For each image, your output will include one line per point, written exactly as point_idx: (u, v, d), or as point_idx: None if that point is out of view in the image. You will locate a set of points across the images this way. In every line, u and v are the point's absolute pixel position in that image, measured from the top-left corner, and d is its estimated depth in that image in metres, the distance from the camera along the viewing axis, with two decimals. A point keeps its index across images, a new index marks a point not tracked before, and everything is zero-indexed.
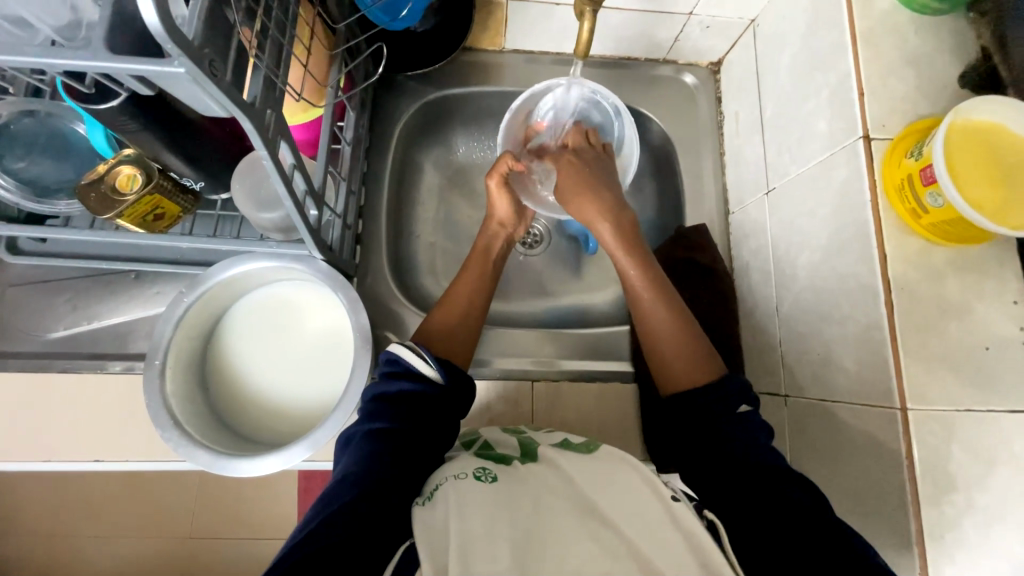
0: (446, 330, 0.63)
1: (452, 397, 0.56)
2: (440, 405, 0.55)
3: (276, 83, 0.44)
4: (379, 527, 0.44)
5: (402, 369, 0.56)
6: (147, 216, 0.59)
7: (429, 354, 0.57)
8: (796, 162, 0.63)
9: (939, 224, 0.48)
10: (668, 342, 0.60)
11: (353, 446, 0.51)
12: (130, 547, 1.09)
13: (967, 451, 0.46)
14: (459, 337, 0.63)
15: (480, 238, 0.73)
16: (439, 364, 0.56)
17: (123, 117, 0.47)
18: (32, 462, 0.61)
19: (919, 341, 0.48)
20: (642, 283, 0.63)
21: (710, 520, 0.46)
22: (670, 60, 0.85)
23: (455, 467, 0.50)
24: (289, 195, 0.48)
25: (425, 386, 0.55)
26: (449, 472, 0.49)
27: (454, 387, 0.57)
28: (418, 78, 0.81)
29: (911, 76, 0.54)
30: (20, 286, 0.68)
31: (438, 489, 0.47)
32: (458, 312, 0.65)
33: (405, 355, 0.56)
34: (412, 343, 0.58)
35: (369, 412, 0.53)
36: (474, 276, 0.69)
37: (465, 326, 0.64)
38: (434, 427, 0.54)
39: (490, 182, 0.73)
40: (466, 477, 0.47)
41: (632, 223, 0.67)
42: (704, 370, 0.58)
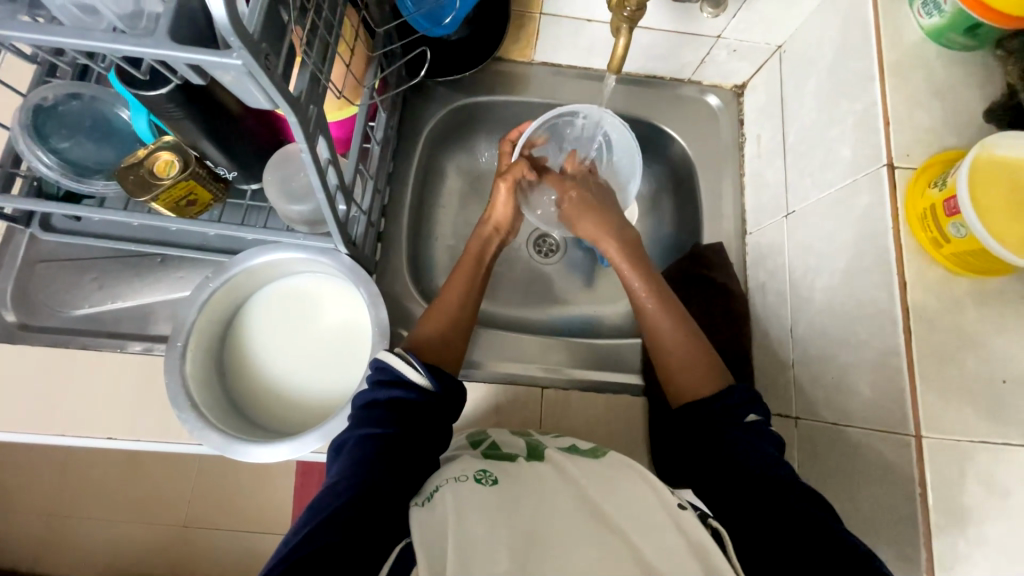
0: (438, 332, 0.63)
1: (445, 405, 0.56)
2: (432, 414, 0.55)
3: (320, 79, 0.46)
4: (373, 535, 0.44)
5: (395, 378, 0.55)
6: (181, 201, 0.61)
7: (420, 362, 0.56)
8: (817, 187, 0.64)
9: (961, 255, 0.48)
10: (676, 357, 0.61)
11: (345, 453, 0.51)
12: (126, 531, 1.10)
13: (981, 484, 0.46)
14: (450, 342, 0.63)
15: (473, 243, 0.72)
16: (429, 371, 0.55)
17: (170, 104, 0.48)
18: (47, 436, 0.62)
19: (936, 369, 0.48)
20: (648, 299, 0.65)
21: (714, 527, 0.45)
22: (695, 80, 0.86)
23: (456, 468, 0.50)
24: (322, 187, 0.49)
25: (417, 395, 0.54)
26: (450, 473, 0.49)
27: (445, 396, 0.56)
28: (448, 85, 0.83)
29: (936, 108, 0.55)
30: (48, 262, 0.70)
31: (438, 490, 0.47)
32: (450, 314, 0.64)
33: (398, 365, 0.55)
34: (404, 352, 0.56)
35: (362, 420, 0.52)
36: (468, 278, 0.68)
37: (457, 330, 0.64)
38: (427, 436, 0.53)
39: (501, 187, 0.73)
40: (465, 480, 0.47)
41: (633, 238, 0.70)
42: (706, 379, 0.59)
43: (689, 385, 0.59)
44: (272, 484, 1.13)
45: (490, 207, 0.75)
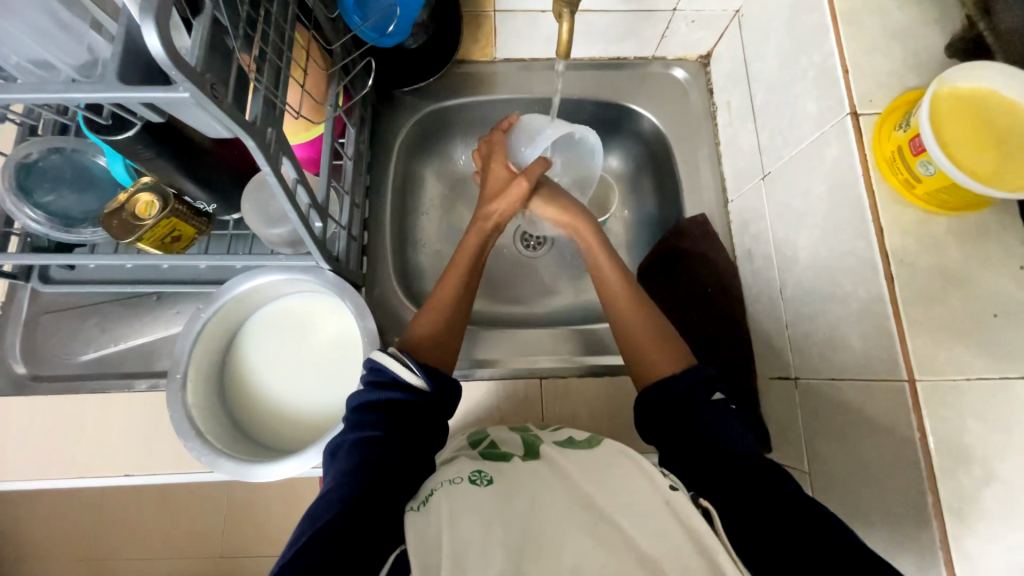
0: (432, 329, 0.63)
1: (439, 405, 0.57)
2: (428, 412, 0.56)
3: (275, 103, 0.47)
4: (373, 532, 0.46)
5: (387, 381, 0.56)
6: (165, 238, 0.63)
7: (415, 363, 0.57)
8: (788, 145, 0.63)
9: (935, 193, 0.48)
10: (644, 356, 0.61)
11: (343, 455, 0.51)
12: (164, 567, 1.12)
13: (984, 423, 0.45)
14: (448, 338, 0.64)
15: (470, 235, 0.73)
16: (425, 372, 0.57)
17: (139, 146, 0.50)
18: (69, 479, 0.65)
19: (922, 312, 0.48)
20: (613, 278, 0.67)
21: (703, 507, 0.45)
22: (659, 56, 0.86)
23: (451, 471, 0.50)
24: (293, 207, 0.50)
25: (411, 395, 0.55)
26: (446, 476, 0.49)
27: (440, 395, 0.57)
28: (415, 93, 0.84)
29: (894, 49, 0.54)
30: (51, 313, 0.72)
31: (432, 495, 0.48)
32: (446, 311, 0.65)
33: (391, 366, 0.56)
34: (395, 352, 0.58)
35: (357, 422, 0.53)
36: (463, 272, 0.68)
37: (452, 327, 0.65)
38: (424, 433, 0.54)
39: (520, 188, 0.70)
40: (460, 482, 0.47)
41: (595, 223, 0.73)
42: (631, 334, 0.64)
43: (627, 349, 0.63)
44: (298, 509, 1.14)
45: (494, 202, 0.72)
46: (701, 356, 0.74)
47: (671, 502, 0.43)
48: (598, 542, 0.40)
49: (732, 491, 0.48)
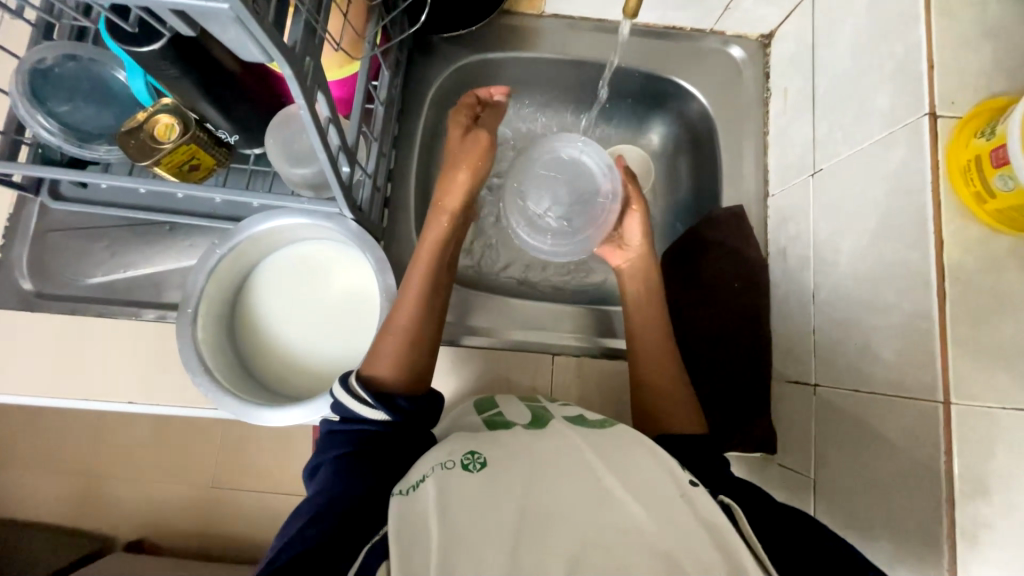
0: (394, 353, 0.55)
1: (404, 429, 0.53)
2: (398, 444, 0.52)
3: (316, 31, 0.43)
4: (331, 555, 0.44)
5: (349, 414, 0.52)
6: (183, 165, 0.60)
7: (373, 397, 0.52)
8: (847, 142, 0.59)
9: (1005, 210, 0.45)
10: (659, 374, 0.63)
11: (316, 478, 0.51)
12: (158, 491, 1.15)
13: (1012, 452, 0.44)
14: (416, 364, 0.56)
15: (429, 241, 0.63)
16: (378, 399, 0.52)
17: (164, 61, 0.47)
18: (73, 400, 0.64)
19: (969, 332, 0.46)
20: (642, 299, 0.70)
21: (725, 501, 0.46)
22: (718, 31, 0.80)
23: (429, 459, 0.47)
24: (324, 148, 0.47)
25: (374, 428, 0.51)
26: (433, 460, 0.47)
27: (409, 427, 0.53)
28: (454, 41, 0.79)
29: (987, 48, 0.49)
30: (60, 231, 0.70)
31: (422, 481, 0.45)
32: (407, 331, 0.57)
33: (347, 399, 0.52)
34: (351, 382, 0.53)
35: (327, 446, 0.52)
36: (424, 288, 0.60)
37: (419, 348, 0.57)
38: (393, 465, 0.50)
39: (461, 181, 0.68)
40: (452, 467, 0.45)
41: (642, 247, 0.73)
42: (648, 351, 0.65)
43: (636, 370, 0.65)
44: (292, 452, 1.16)
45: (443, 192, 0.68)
46: (718, 350, 0.72)
47: (689, 496, 0.43)
48: (608, 525, 0.40)
49: (756, 496, 0.50)
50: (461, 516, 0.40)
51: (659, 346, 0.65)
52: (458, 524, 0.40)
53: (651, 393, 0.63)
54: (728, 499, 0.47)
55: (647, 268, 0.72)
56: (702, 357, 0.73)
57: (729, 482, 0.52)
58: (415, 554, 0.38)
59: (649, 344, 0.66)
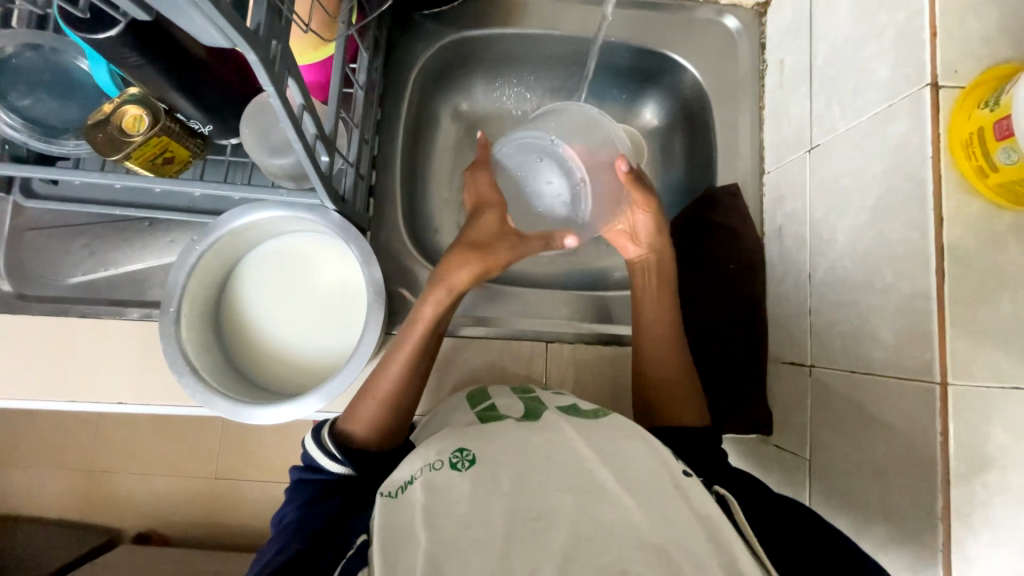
0: (372, 424, 0.55)
1: (367, 470, 0.54)
2: (361, 492, 0.53)
3: (281, 11, 0.40)
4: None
5: (314, 464, 0.54)
6: (156, 159, 0.57)
7: (340, 449, 0.53)
8: (845, 116, 0.57)
9: (1008, 184, 0.43)
10: (664, 360, 0.63)
11: (280, 530, 0.51)
12: (160, 484, 1.15)
13: (1008, 432, 0.44)
14: (393, 430, 0.56)
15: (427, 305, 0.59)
16: (340, 447, 0.53)
17: (124, 48, 0.44)
18: (61, 401, 0.63)
19: (968, 313, 0.45)
20: (652, 288, 0.66)
21: (720, 493, 0.47)
22: (711, 0, 0.77)
23: (419, 457, 0.46)
24: (298, 137, 0.45)
25: (338, 477, 0.53)
26: (422, 460, 0.46)
27: (374, 473, 0.54)
28: (436, 19, 0.75)
29: (993, 13, 0.47)
30: (36, 231, 0.68)
31: (409, 484, 0.44)
32: (387, 403, 0.56)
33: (314, 449, 0.54)
34: (321, 434, 0.54)
35: (293, 497, 0.53)
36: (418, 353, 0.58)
37: (398, 420, 0.56)
38: (351, 509, 0.51)
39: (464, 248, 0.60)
40: (441, 468, 0.44)
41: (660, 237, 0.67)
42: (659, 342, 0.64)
43: (644, 357, 0.64)
44: (292, 442, 1.16)
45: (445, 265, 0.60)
46: (713, 332, 0.72)
47: (682, 487, 0.43)
48: (599, 519, 0.39)
49: (754, 488, 0.51)
50: (454, 513, 0.40)
51: (667, 338, 0.64)
52: (451, 521, 0.39)
53: (655, 382, 0.62)
54: (724, 491, 0.47)
55: (661, 265, 0.67)
56: (697, 340, 0.72)
57: (722, 471, 0.54)
58: (409, 552, 0.38)
59: (659, 338, 0.64)
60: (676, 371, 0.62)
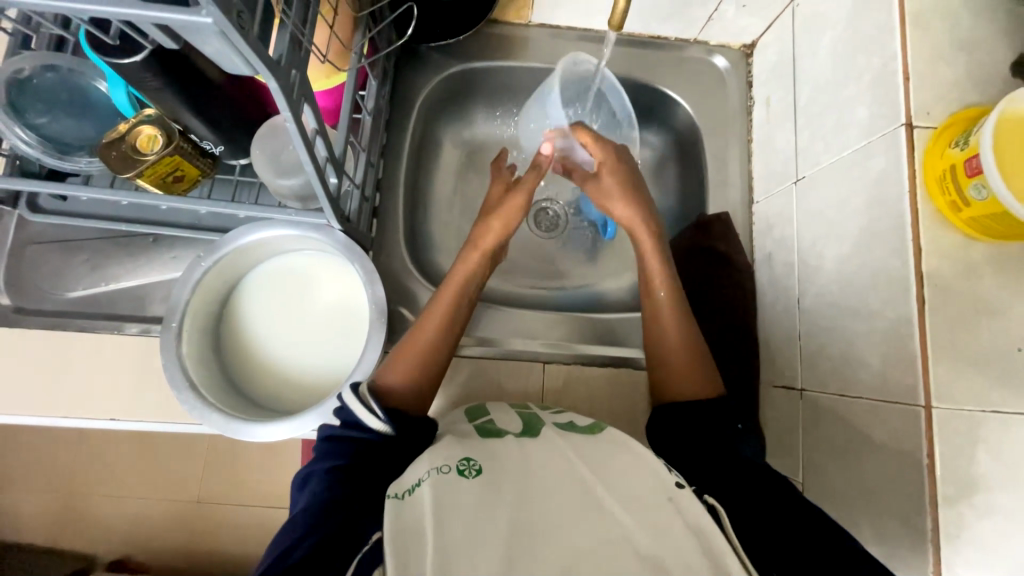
0: (404, 376, 0.58)
1: (406, 440, 0.54)
2: (395, 457, 0.53)
3: (301, 42, 0.43)
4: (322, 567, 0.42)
5: (354, 420, 0.53)
6: (167, 177, 0.59)
7: (380, 407, 0.53)
8: (828, 151, 0.61)
9: (979, 219, 0.46)
10: (684, 369, 0.61)
11: (307, 488, 0.50)
12: (142, 506, 1.11)
13: (991, 453, 0.46)
14: (427, 380, 0.59)
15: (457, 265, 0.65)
16: (388, 416, 0.53)
17: (147, 73, 0.46)
18: (51, 417, 0.63)
19: (948, 339, 0.47)
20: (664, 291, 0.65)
21: (710, 504, 0.46)
22: (701, 41, 0.82)
23: (425, 461, 0.47)
24: (310, 159, 0.47)
25: (376, 435, 0.52)
26: (429, 463, 0.46)
27: (412, 434, 0.54)
28: (442, 50, 0.79)
29: (960, 61, 0.51)
30: (40, 245, 0.69)
31: (418, 486, 0.44)
32: (421, 352, 0.60)
33: (354, 405, 0.53)
34: (363, 391, 0.54)
35: (322, 453, 0.52)
36: (449, 306, 0.62)
37: (429, 375, 0.59)
38: (386, 476, 0.51)
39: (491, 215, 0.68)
40: (449, 472, 0.45)
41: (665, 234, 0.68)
42: (683, 353, 0.62)
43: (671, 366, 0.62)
44: (280, 463, 1.13)
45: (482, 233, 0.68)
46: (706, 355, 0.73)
47: (677, 498, 0.44)
48: (596, 538, 0.40)
49: (740, 490, 0.51)
50: (457, 524, 0.40)
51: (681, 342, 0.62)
52: (452, 534, 0.39)
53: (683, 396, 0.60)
54: (714, 501, 0.47)
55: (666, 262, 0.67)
56: None
57: None
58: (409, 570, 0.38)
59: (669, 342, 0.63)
60: (692, 368, 0.61)
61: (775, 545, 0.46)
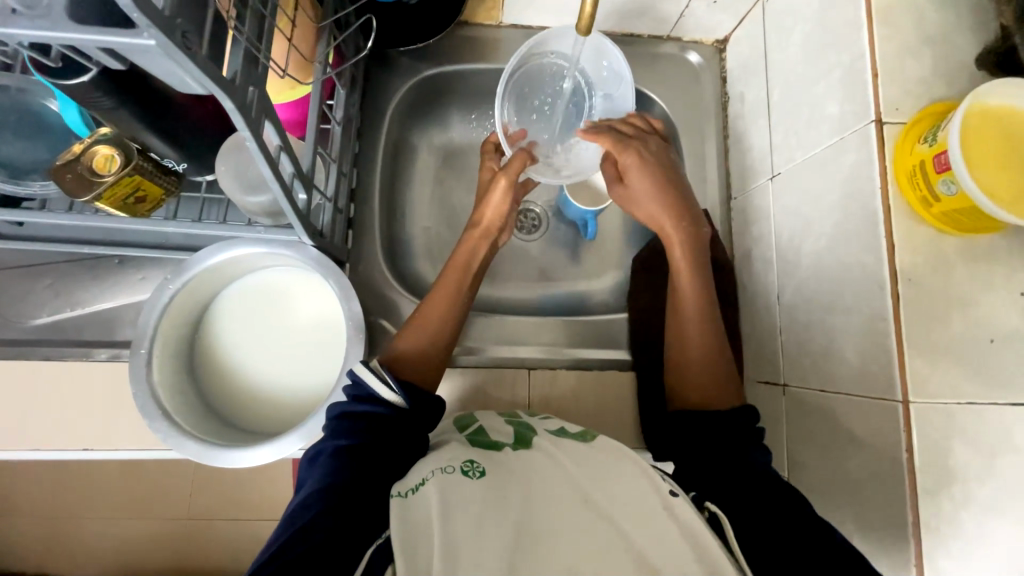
0: (414, 348, 0.59)
1: (419, 419, 0.55)
2: (408, 432, 0.53)
3: (258, 58, 0.41)
4: (344, 543, 0.43)
5: (368, 395, 0.53)
6: (128, 199, 0.57)
7: (394, 379, 0.54)
8: (802, 147, 0.61)
9: (950, 213, 0.47)
10: (711, 380, 0.59)
11: (318, 465, 0.49)
12: (127, 529, 1.09)
13: (967, 444, 0.46)
14: (433, 355, 0.60)
15: (462, 244, 0.66)
16: (402, 389, 0.54)
17: (96, 93, 0.44)
18: (19, 450, 0.60)
19: (924, 333, 0.47)
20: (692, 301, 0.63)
21: (710, 513, 0.46)
22: (674, 37, 0.81)
23: (430, 464, 0.48)
24: (275, 177, 0.45)
25: (390, 412, 0.53)
26: (432, 465, 0.47)
27: (425, 412, 0.55)
28: (412, 54, 0.77)
29: (926, 55, 0.51)
30: (0, 271, 0.66)
31: (423, 484, 0.45)
32: (430, 325, 0.60)
33: (370, 379, 0.53)
34: (377, 367, 0.55)
35: (335, 431, 0.51)
36: (455, 283, 0.63)
37: (437, 349, 0.60)
38: (400, 452, 0.51)
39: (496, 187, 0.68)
40: (452, 471, 0.46)
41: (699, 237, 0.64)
42: (710, 361, 0.60)
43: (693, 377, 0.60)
44: (268, 478, 1.11)
45: (481, 208, 0.68)
46: None
47: (662, 501, 0.44)
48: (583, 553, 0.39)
49: (733, 487, 0.49)
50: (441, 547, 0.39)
51: (696, 316, 0.62)
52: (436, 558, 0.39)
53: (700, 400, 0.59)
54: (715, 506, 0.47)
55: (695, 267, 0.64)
56: None
57: None
58: None
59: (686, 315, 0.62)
60: (718, 378, 0.59)
61: (768, 531, 0.45)
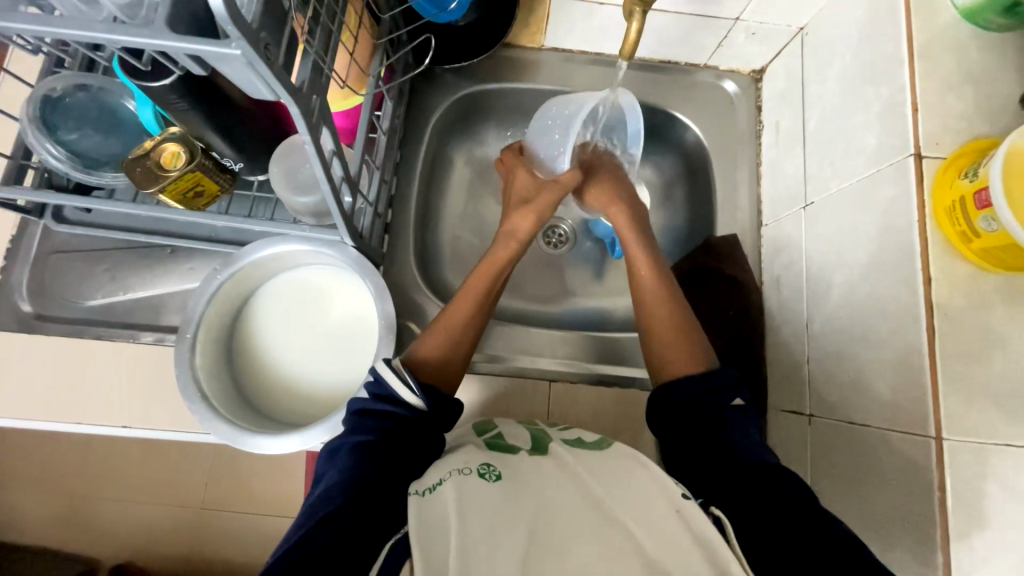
0: (435, 352, 0.60)
1: (438, 422, 0.55)
2: (426, 434, 0.54)
3: (323, 70, 0.45)
4: (359, 542, 0.44)
5: (388, 395, 0.54)
6: (188, 193, 0.61)
7: (415, 381, 0.55)
8: (837, 177, 0.61)
9: (990, 250, 0.46)
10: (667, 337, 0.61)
11: (338, 459, 0.51)
12: (145, 511, 1.12)
13: (1004, 488, 0.45)
14: (449, 362, 0.60)
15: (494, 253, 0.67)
16: (423, 391, 0.54)
17: (174, 95, 0.48)
18: (65, 422, 0.64)
19: (960, 370, 0.46)
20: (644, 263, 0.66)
21: (715, 515, 0.47)
22: (711, 65, 0.83)
23: (444, 464, 0.48)
24: (327, 179, 0.48)
25: (409, 413, 0.54)
26: (449, 465, 0.48)
27: (444, 414, 0.56)
28: (456, 72, 0.81)
29: (969, 93, 0.51)
30: (63, 253, 0.71)
31: (439, 484, 0.46)
32: (454, 334, 0.61)
33: (391, 379, 0.54)
34: (398, 366, 0.55)
35: (353, 428, 0.52)
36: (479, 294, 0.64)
37: (457, 354, 0.61)
38: (416, 453, 0.52)
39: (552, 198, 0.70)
40: (469, 473, 0.46)
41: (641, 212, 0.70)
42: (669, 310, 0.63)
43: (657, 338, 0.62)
44: (283, 472, 1.13)
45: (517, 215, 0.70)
46: None
47: (683, 511, 0.44)
48: (600, 563, 0.40)
49: (744, 501, 0.49)
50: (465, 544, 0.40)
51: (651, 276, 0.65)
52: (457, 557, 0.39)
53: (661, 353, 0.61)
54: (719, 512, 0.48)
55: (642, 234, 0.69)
56: None
57: None
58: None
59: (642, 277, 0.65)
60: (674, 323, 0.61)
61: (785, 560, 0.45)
